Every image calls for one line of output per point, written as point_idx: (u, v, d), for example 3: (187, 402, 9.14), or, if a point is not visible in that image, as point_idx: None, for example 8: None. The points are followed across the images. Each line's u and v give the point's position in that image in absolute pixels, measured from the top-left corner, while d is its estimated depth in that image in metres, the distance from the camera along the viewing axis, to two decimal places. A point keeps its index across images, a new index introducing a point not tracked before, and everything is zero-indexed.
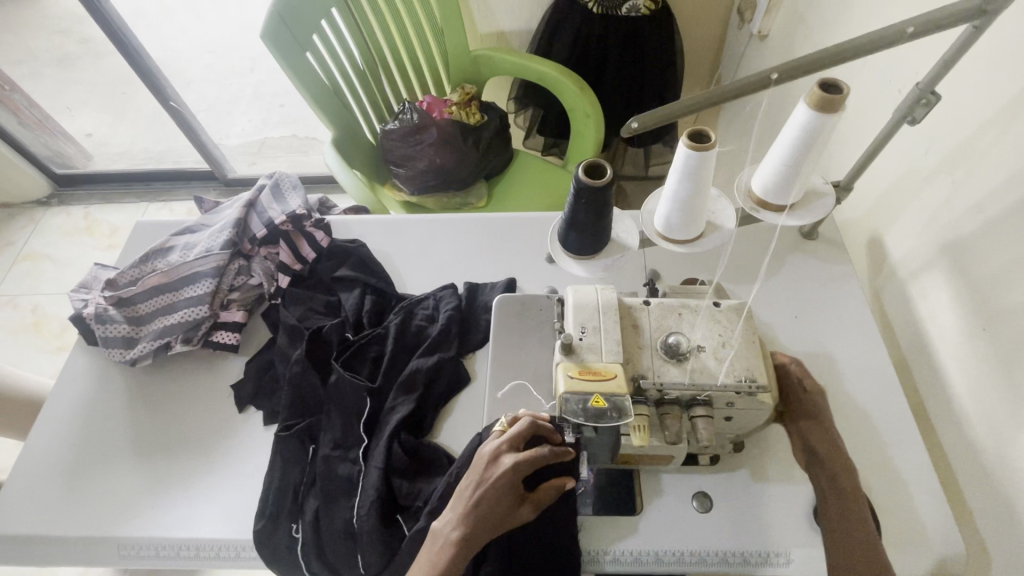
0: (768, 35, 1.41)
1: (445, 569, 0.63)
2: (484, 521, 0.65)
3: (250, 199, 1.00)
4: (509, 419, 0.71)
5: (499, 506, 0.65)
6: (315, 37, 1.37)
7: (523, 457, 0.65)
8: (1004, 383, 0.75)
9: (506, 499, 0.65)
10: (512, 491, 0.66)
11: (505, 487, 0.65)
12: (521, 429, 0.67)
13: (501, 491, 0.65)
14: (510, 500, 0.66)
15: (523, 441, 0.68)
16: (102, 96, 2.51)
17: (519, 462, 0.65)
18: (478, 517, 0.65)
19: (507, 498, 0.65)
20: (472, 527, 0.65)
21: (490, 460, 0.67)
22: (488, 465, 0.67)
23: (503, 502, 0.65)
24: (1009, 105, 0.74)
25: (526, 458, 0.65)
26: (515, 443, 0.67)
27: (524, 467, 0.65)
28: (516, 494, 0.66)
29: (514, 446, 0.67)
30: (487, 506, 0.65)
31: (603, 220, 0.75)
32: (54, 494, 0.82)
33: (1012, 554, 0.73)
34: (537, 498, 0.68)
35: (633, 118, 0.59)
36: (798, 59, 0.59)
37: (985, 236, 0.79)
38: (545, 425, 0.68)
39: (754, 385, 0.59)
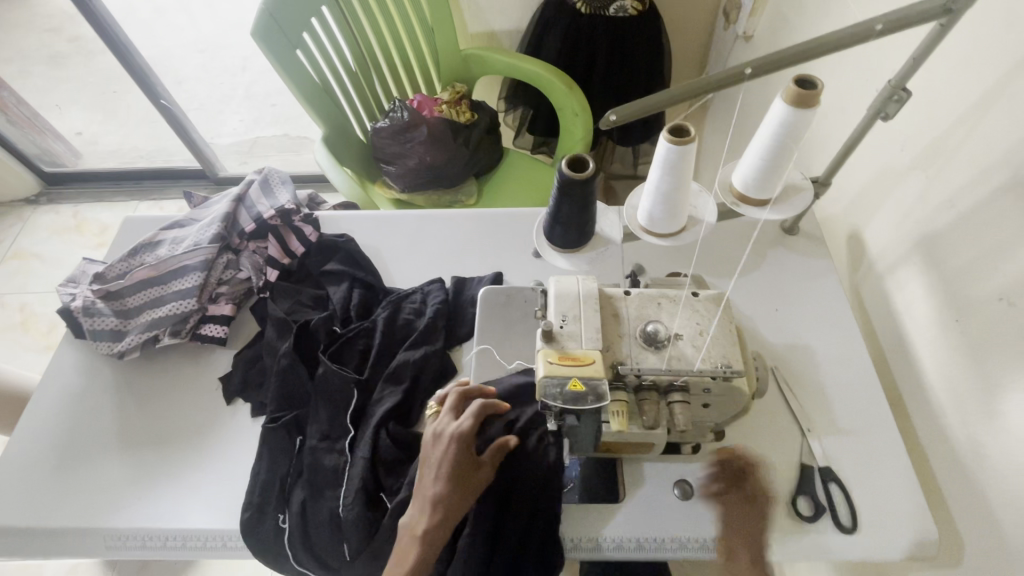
0: (753, 36, 1.44)
1: (425, 548, 0.66)
2: (451, 492, 0.68)
3: (238, 193, 1.01)
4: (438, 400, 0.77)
5: (458, 473, 0.69)
6: (305, 35, 1.38)
7: (462, 424, 0.70)
8: (975, 372, 0.78)
9: (461, 465, 0.69)
10: (463, 455, 0.70)
11: (456, 454, 0.69)
12: (451, 400, 0.74)
13: (454, 458, 0.69)
14: (465, 465, 0.69)
15: (457, 409, 0.74)
16: (92, 94, 2.51)
17: (460, 428, 0.70)
18: (440, 490, 0.68)
19: (462, 463, 0.69)
20: (442, 500, 0.67)
21: (434, 437, 0.72)
22: (434, 443, 0.71)
23: (460, 468, 0.69)
24: (978, 103, 0.77)
25: (465, 421, 0.70)
26: (452, 413, 0.73)
27: (467, 431, 0.70)
28: (470, 458, 0.70)
29: (453, 415, 0.73)
30: (448, 476, 0.68)
31: (586, 213, 0.76)
32: (41, 486, 0.82)
33: (983, 537, 0.75)
34: (491, 459, 0.72)
35: (612, 110, 0.61)
36: (771, 54, 0.61)
37: (957, 229, 0.81)
38: (473, 391, 0.75)
39: (729, 371, 0.61)
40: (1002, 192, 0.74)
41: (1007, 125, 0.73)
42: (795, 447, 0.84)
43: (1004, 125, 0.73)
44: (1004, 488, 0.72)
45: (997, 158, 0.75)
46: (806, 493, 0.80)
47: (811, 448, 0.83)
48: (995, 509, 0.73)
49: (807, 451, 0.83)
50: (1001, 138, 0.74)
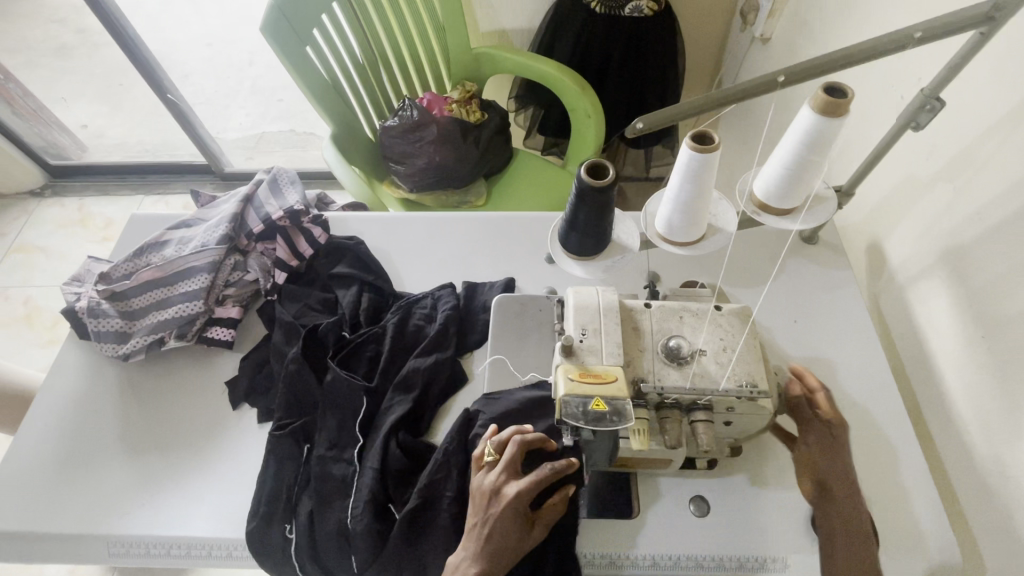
0: (770, 38, 1.41)
1: None
2: (501, 555, 0.64)
3: (247, 193, 0.99)
4: (496, 445, 0.69)
5: (511, 537, 0.64)
6: (315, 31, 1.36)
7: (524, 485, 0.65)
8: (1001, 391, 0.75)
9: (515, 528, 0.65)
10: (520, 518, 0.65)
11: (513, 517, 0.64)
12: (516, 458, 0.67)
13: (510, 520, 0.64)
14: (521, 527, 0.65)
15: (518, 465, 0.68)
16: (98, 86, 2.49)
17: (522, 492, 0.65)
18: (493, 550, 0.64)
19: (519, 526, 0.65)
20: (491, 563, 0.63)
21: (492, 493, 0.66)
22: (491, 500, 0.66)
23: (514, 532, 0.64)
24: (1011, 113, 0.74)
25: (529, 483, 0.65)
26: (513, 470, 0.67)
27: (527, 494, 0.65)
28: (524, 522, 0.66)
29: (513, 473, 0.67)
30: (502, 539, 0.64)
31: (605, 221, 0.74)
32: (44, 490, 0.80)
33: (1008, 562, 0.73)
34: (543, 517, 0.68)
35: (638, 118, 0.58)
36: (804, 61, 0.58)
37: (986, 243, 0.79)
38: (533, 445, 0.68)
39: (754, 391, 0.59)
40: None
41: None
42: None
43: None
44: None
45: None
46: None
47: None
48: (1020, 533, 0.71)
49: None
50: None
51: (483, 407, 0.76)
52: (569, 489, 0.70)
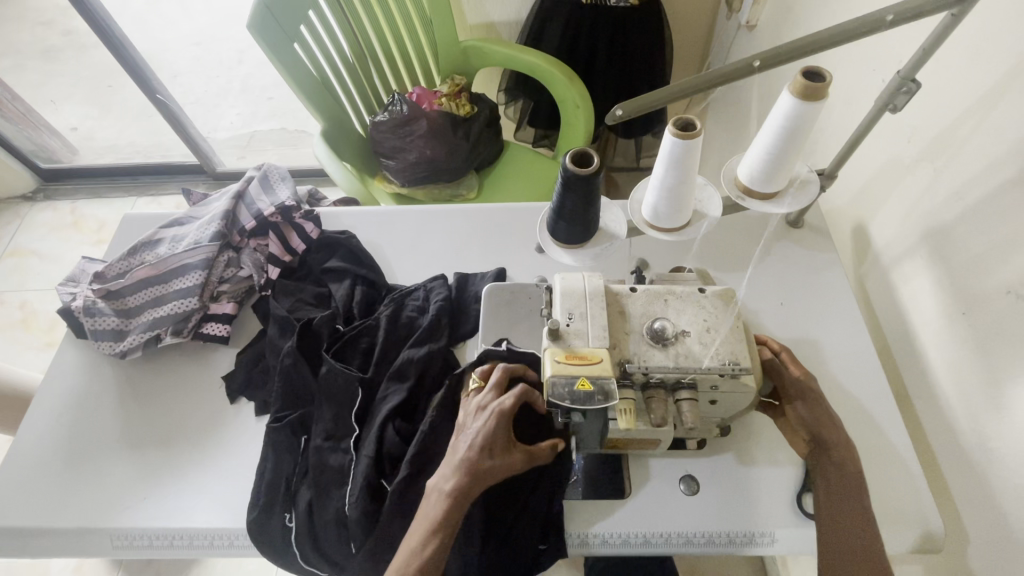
0: (756, 25, 1.42)
1: (442, 518, 0.66)
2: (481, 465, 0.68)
3: (238, 190, 1.00)
4: (484, 374, 0.76)
5: (491, 450, 0.69)
6: (302, 28, 1.36)
7: (506, 401, 0.70)
8: (982, 366, 0.77)
9: (497, 444, 0.69)
10: (501, 434, 0.69)
11: (494, 429, 0.69)
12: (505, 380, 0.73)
13: (495, 433, 0.69)
14: (501, 444, 0.69)
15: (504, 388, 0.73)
16: (88, 89, 2.48)
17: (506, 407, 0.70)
18: (472, 463, 0.68)
19: (500, 441, 0.69)
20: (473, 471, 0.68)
21: (476, 411, 0.72)
22: (478, 415, 0.71)
23: (497, 442, 0.69)
24: (988, 93, 0.76)
25: (509, 400, 0.70)
26: (497, 391, 0.73)
27: (508, 408, 0.70)
28: (507, 441, 0.70)
29: (497, 393, 0.72)
30: (482, 450, 0.68)
31: (591, 208, 0.75)
32: (46, 485, 0.82)
33: (988, 530, 0.76)
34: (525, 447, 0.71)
35: (618, 105, 0.60)
36: (780, 46, 0.59)
37: (965, 222, 0.81)
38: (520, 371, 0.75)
39: (737, 368, 0.61)
40: (1011, 184, 0.73)
41: (1017, 115, 0.72)
42: None
43: (1013, 116, 0.73)
44: (1011, 482, 0.72)
45: (1007, 148, 0.74)
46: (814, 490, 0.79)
47: None
48: (1001, 503, 0.73)
49: None
50: (1011, 129, 0.73)
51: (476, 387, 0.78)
52: (560, 442, 0.73)
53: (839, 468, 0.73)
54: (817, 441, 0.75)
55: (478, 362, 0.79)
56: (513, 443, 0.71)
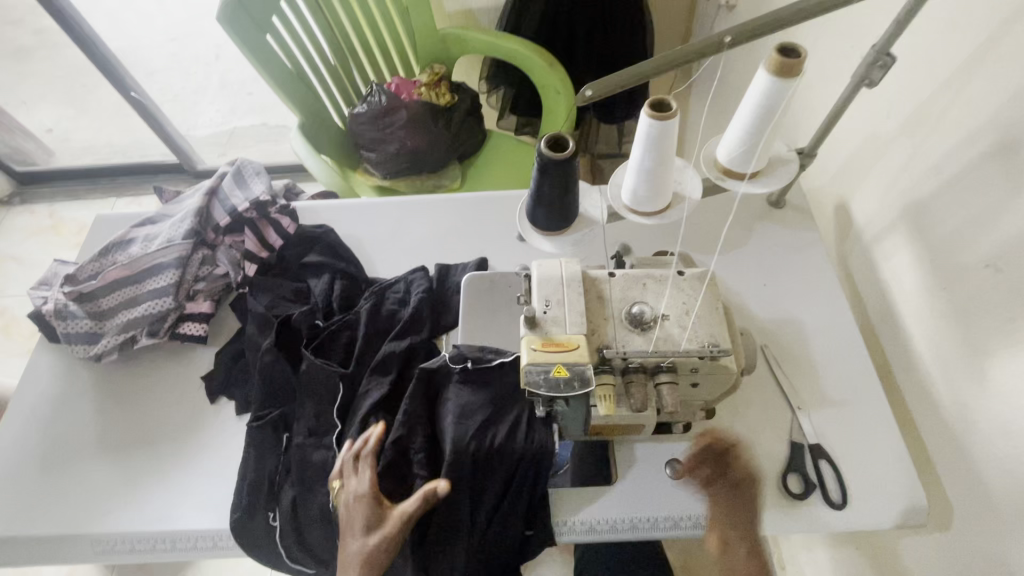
0: (736, 4, 1.40)
1: None
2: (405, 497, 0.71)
3: (210, 187, 0.98)
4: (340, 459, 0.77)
5: (360, 526, 0.69)
6: (274, 19, 1.33)
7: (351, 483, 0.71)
8: (963, 340, 0.77)
9: (366, 518, 0.70)
10: (369, 508, 0.70)
11: (357, 509, 0.70)
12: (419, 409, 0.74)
13: (364, 510, 0.70)
14: (369, 514, 0.70)
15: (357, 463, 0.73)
16: (60, 89, 2.42)
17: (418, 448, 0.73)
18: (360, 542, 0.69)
19: (370, 514, 0.70)
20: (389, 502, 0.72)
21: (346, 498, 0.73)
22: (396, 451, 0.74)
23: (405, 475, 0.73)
24: (964, 65, 0.75)
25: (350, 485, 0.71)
26: (354, 471, 0.73)
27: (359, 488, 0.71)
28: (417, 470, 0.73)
29: (353, 472, 0.73)
30: (359, 531, 0.69)
31: (568, 193, 0.74)
32: (24, 493, 0.80)
33: (972, 502, 0.76)
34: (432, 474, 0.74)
35: (588, 86, 0.59)
36: (752, 20, 0.58)
37: (944, 196, 0.80)
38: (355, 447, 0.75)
39: (716, 350, 0.60)
40: (989, 156, 0.73)
41: (993, 86, 0.72)
42: (785, 423, 0.83)
43: (989, 87, 0.72)
44: (993, 453, 0.72)
45: (984, 120, 0.73)
46: (798, 471, 0.79)
47: (801, 425, 0.82)
48: (984, 474, 0.74)
49: (797, 428, 0.82)
50: (988, 100, 0.73)
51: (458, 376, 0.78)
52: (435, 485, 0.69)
53: (815, 453, 0.79)
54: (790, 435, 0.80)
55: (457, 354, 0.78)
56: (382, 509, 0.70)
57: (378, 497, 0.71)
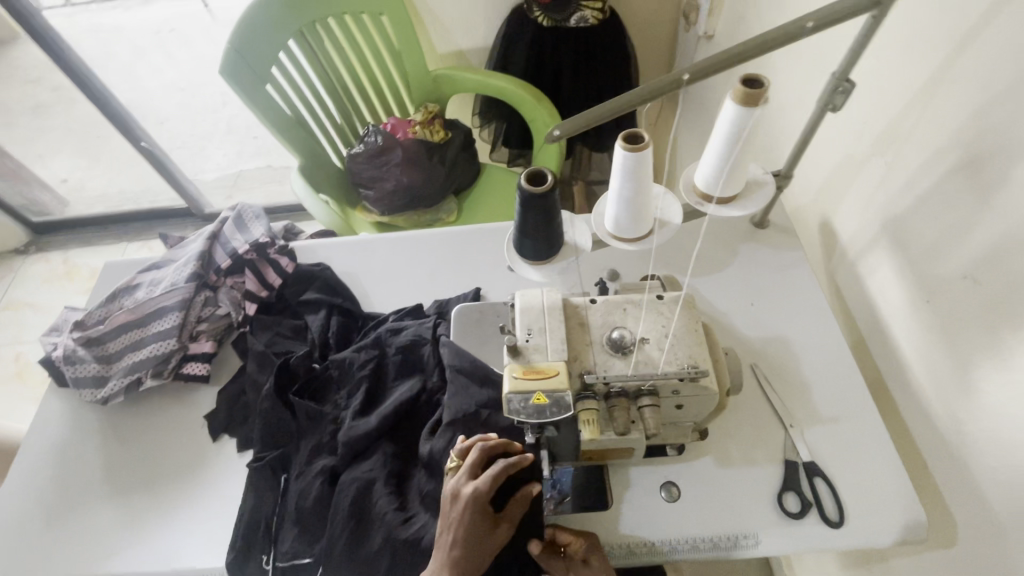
0: (714, 35, 1.47)
1: None
2: (483, 524, 0.65)
3: (213, 231, 1.02)
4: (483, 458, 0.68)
5: (476, 537, 0.64)
6: (273, 69, 1.40)
7: (481, 486, 0.65)
8: (948, 352, 0.78)
9: (480, 528, 0.64)
10: (481, 519, 0.65)
11: (475, 520, 0.64)
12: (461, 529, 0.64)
13: (472, 527, 0.64)
14: (482, 527, 0.65)
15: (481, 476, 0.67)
16: (76, 141, 2.53)
17: (478, 487, 0.64)
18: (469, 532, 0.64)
19: (481, 533, 0.64)
20: (461, 563, 0.63)
21: (452, 497, 0.66)
22: (451, 502, 0.66)
23: (478, 532, 0.64)
24: (924, 87, 0.79)
25: (475, 521, 0.64)
26: (473, 472, 0.67)
27: (483, 494, 0.64)
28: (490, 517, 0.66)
29: (473, 475, 0.66)
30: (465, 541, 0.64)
31: (549, 225, 0.77)
32: (30, 538, 0.82)
33: (974, 515, 0.76)
34: (510, 514, 0.68)
35: (555, 127, 0.63)
36: (710, 58, 0.62)
37: (918, 212, 0.83)
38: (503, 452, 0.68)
39: (695, 372, 0.62)
40: (956, 172, 0.75)
41: (953, 105, 0.75)
42: (779, 442, 0.83)
43: (950, 107, 0.75)
44: (989, 465, 0.72)
45: (949, 138, 0.76)
46: (794, 490, 0.79)
47: (795, 444, 0.82)
48: (984, 486, 0.73)
49: (791, 446, 0.83)
50: (949, 120, 0.76)
51: (447, 402, 0.77)
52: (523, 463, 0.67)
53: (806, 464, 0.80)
54: None
55: (467, 371, 0.78)
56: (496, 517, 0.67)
57: (488, 513, 0.65)
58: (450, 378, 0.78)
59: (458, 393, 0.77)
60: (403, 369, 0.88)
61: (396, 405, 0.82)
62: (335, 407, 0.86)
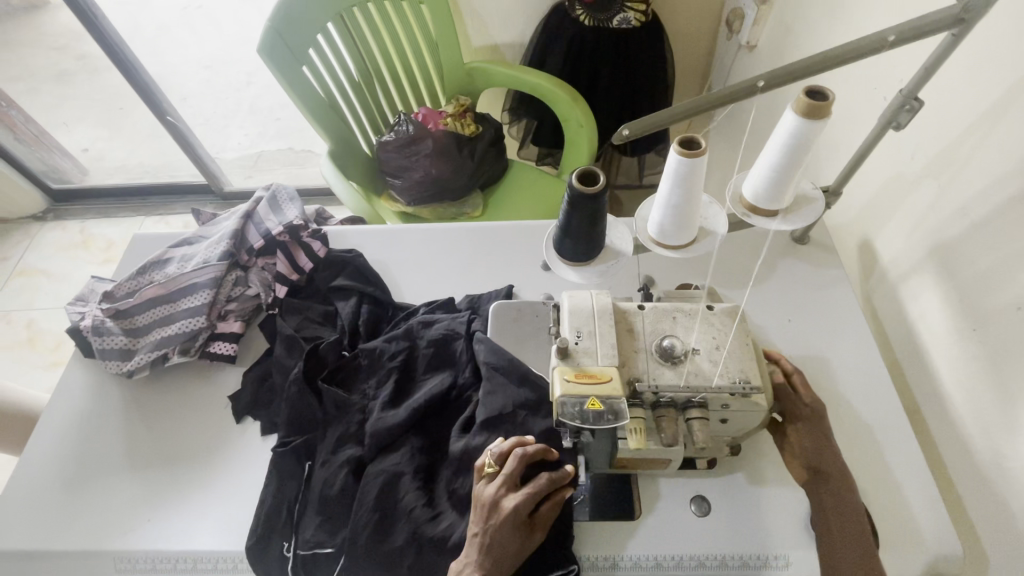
0: (756, 46, 1.44)
1: None
2: (519, 534, 0.65)
3: (247, 210, 1.01)
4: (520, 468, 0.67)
5: (512, 544, 0.64)
6: (310, 51, 1.39)
7: (522, 498, 0.65)
8: (994, 384, 0.76)
9: (516, 536, 0.65)
10: (518, 528, 0.65)
11: (513, 528, 0.64)
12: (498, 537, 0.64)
13: (509, 536, 0.64)
14: (519, 537, 0.65)
15: (518, 484, 0.67)
16: (99, 111, 2.52)
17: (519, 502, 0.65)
18: (505, 541, 0.64)
19: (517, 543, 0.65)
20: (492, 572, 0.63)
21: (489, 505, 0.66)
22: (488, 510, 0.66)
23: (513, 543, 0.64)
24: (989, 111, 0.77)
25: (513, 529, 0.64)
26: (511, 482, 0.66)
27: (523, 506, 0.65)
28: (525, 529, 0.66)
29: (511, 485, 0.66)
30: (501, 550, 0.64)
31: (596, 228, 0.76)
32: (47, 507, 0.81)
33: (1007, 552, 0.74)
34: (542, 524, 0.68)
35: (624, 126, 0.62)
36: (784, 67, 0.60)
37: (971, 238, 0.80)
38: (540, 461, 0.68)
39: (747, 387, 0.61)
40: (1017, 200, 0.73)
41: (1019, 131, 0.72)
42: None
43: (1015, 132, 0.73)
44: None
45: (1012, 164, 0.74)
46: None
47: None
48: (1021, 523, 0.71)
49: None
50: (1014, 145, 0.73)
51: (481, 399, 0.76)
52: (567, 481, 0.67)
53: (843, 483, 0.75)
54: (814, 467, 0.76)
55: (502, 370, 0.77)
56: (530, 526, 0.67)
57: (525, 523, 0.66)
58: (485, 376, 0.77)
59: (494, 392, 0.76)
60: (434, 362, 0.87)
61: (427, 400, 0.81)
62: (363, 397, 0.85)
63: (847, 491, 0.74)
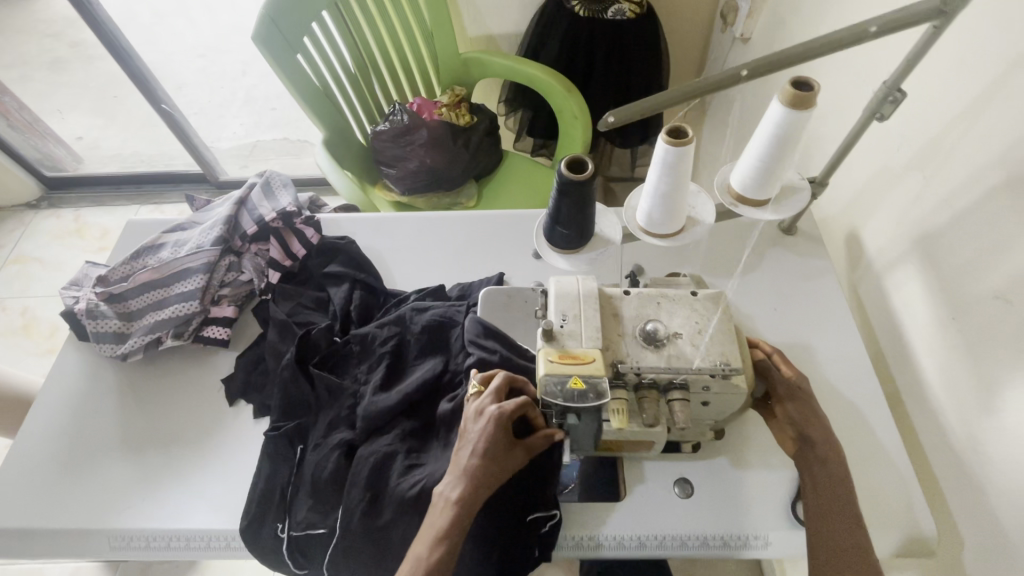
0: (750, 38, 1.45)
1: (464, 503, 0.65)
2: (503, 441, 0.68)
3: (240, 197, 1.02)
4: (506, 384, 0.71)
5: (496, 449, 0.67)
6: (305, 39, 1.39)
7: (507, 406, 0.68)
8: (972, 371, 0.78)
9: (500, 444, 0.67)
10: (503, 437, 0.68)
11: (497, 435, 0.67)
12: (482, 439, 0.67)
13: (493, 440, 0.67)
14: (503, 445, 0.68)
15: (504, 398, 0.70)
16: (92, 99, 2.50)
17: (503, 409, 0.67)
18: (490, 447, 0.67)
19: (500, 450, 0.67)
20: (475, 472, 0.66)
21: (475, 415, 0.69)
22: (475, 419, 0.69)
23: (497, 449, 0.67)
24: (973, 103, 0.78)
25: (498, 434, 0.67)
26: (497, 396, 0.70)
27: (508, 413, 0.67)
28: (508, 438, 0.69)
29: (497, 398, 0.70)
30: (485, 455, 0.66)
31: (585, 215, 0.77)
32: (43, 486, 0.82)
33: (981, 534, 0.76)
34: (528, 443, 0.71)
35: (608, 112, 0.63)
36: (768, 57, 0.62)
37: (954, 228, 0.82)
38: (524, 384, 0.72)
39: (728, 369, 0.62)
40: (998, 190, 0.75)
41: (1003, 123, 0.73)
42: None
43: (999, 124, 0.74)
44: (1003, 486, 0.72)
45: (995, 156, 0.75)
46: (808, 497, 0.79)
47: None
48: (995, 506, 0.73)
49: None
50: (997, 137, 0.75)
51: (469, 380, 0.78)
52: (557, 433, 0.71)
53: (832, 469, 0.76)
54: (805, 439, 0.76)
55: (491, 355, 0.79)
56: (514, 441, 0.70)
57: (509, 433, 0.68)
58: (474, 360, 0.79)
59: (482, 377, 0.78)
60: (425, 348, 0.88)
61: (418, 384, 0.82)
62: (354, 382, 0.86)
63: (832, 466, 0.74)
